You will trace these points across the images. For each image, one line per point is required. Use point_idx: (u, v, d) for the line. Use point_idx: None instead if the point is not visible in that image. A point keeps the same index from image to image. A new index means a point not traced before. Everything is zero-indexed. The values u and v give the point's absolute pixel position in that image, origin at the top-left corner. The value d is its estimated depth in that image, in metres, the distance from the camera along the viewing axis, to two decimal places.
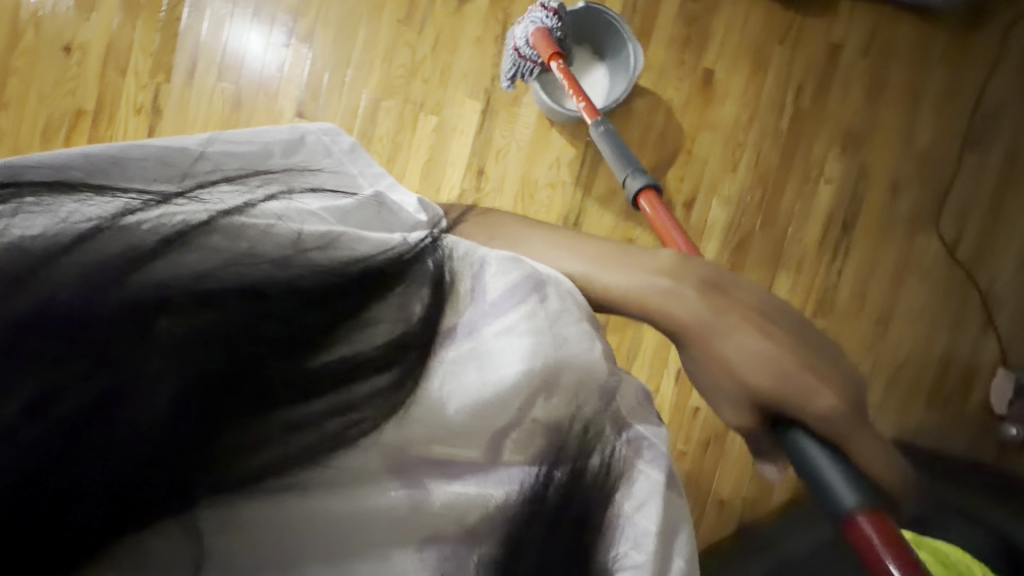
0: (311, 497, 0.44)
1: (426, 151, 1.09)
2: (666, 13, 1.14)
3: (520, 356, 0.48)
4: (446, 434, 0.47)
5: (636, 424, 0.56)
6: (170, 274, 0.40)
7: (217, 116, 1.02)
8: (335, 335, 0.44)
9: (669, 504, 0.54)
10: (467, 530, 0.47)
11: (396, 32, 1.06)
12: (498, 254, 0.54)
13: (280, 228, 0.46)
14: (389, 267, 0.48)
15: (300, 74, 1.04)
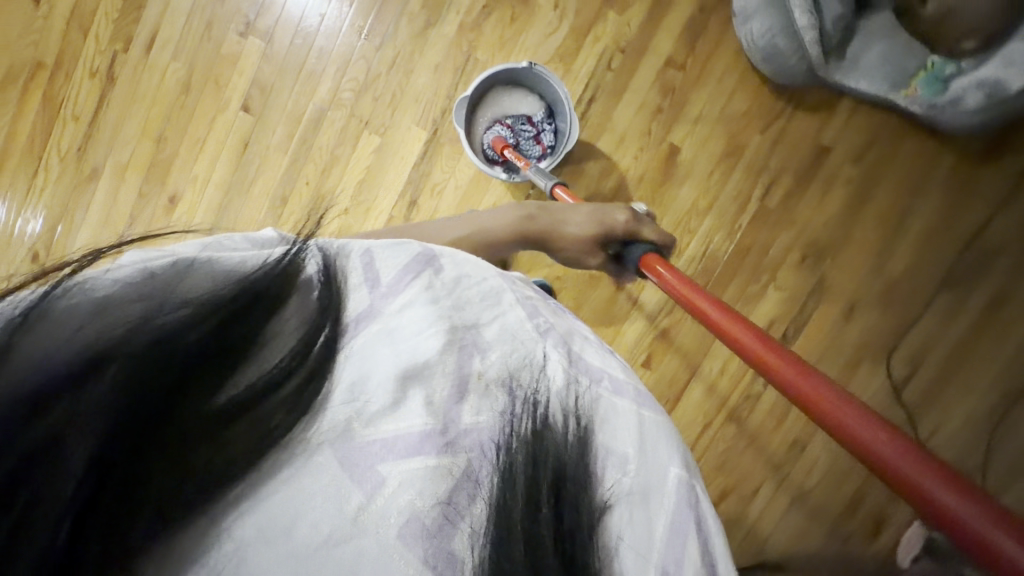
0: (256, 493, 0.35)
1: (362, 169, 1.05)
2: (645, 75, 1.06)
3: (429, 329, 0.41)
4: (372, 420, 0.38)
5: (586, 352, 0.47)
6: (28, 369, 0.30)
7: (164, 92, 1.05)
8: (240, 376, 0.35)
9: (658, 438, 0.44)
10: (443, 490, 0.37)
11: (354, 45, 1.04)
12: (381, 241, 0.47)
13: (120, 281, 0.35)
14: (276, 279, 0.39)
15: (253, 68, 1.04)
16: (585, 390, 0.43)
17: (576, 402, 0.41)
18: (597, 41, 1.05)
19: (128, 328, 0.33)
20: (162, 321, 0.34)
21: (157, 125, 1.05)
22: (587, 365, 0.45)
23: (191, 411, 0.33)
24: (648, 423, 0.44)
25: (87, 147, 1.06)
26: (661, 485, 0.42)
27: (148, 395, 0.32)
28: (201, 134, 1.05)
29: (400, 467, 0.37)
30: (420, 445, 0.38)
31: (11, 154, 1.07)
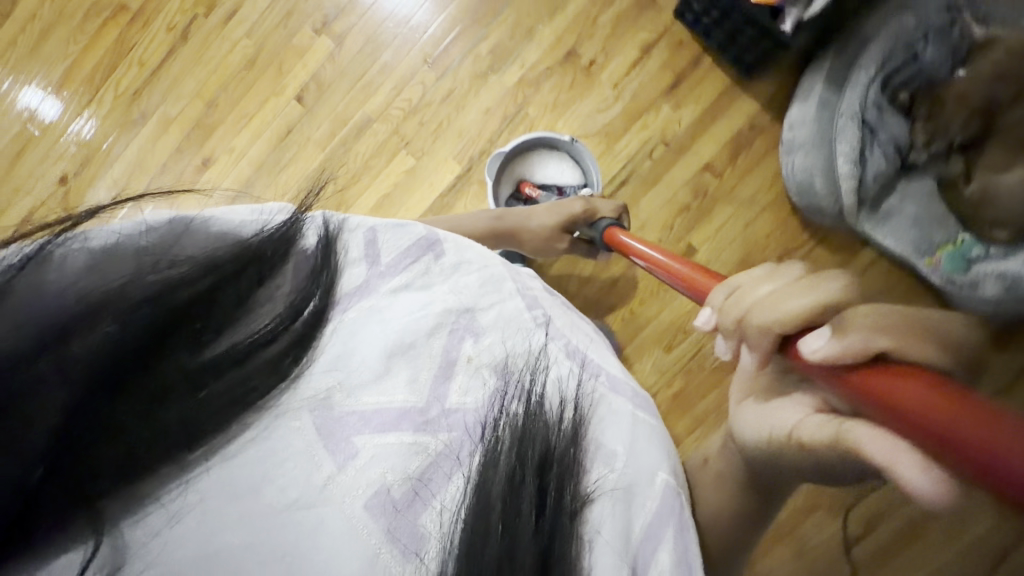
0: (273, 418, 0.43)
1: (386, 185, 1.08)
2: (681, 171, 1.07)
3: (426, 313, 0.50)
4: (355, 389, 0.46)
5: (591, 354, 0.54)
6: (56, 291, 0.38)
7: (228, 62, 1.10)
8: (235, 324, 0.42)
9: (647, 437, 0.50)
10: (443, 445, 0.45)
11: (415, 69, 1.08)
12: (386, 223, 0.55)
13: (122, 234, 0.45)
14: (272, 248, 0.46)
15: (316, 64, 1.09)
16: (577, 384, 0.50)
17: (565, 398, 0.48)
18: (645, 128, 1.06)
19: (132, 270, 0.41)
20: (169, 270, 0.41)
21: (213, 90, 1.11)
22: (585, 361, 0.52)
23: (188, 342, 0.40)
24: (644, 424, 0.51)
25: (145, 91, 1.12)
26: (647, 486, 0.47)
27: (156, 320, 0.39)
28: (250, 109, 1.09)
29: (377, 438, 0.44)
30: (397, 422, 0.45)
31: (75, 79, 1.14)
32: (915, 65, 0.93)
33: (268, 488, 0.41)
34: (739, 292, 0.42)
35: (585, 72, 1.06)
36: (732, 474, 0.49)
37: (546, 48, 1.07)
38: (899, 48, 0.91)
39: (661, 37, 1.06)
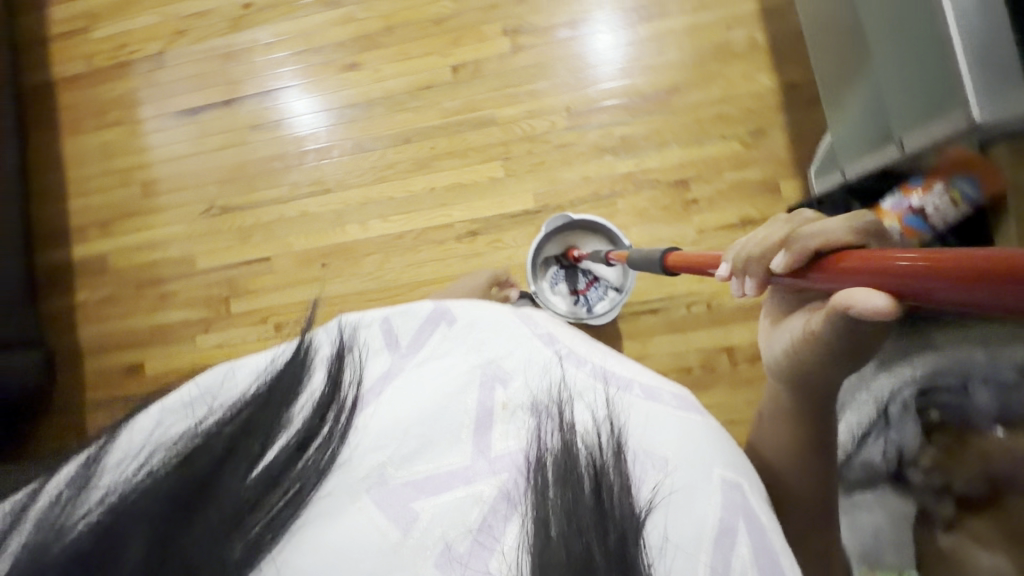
0: (320, 492, 0.43)
1: (466, 175, 1.18)
2: (703, 337, 1.09)
3: (455, 385, 0.48)
4: (406, 461, 0.45)
5: (615, 367, 0.51)
6: (140, 472, 0.41)
7: (424, 8, 1.23)
8: (268, 440, 0.44)
9: (696, 438, 0.46)
10: (501, 492, 0.42)
11: (555, 110, 1.17)
12: (387, 312, 0.56)
13: (181, 408, 0.48)
14: (290, 365, 0.49)
15: (486, 54, 1.20)
16: (614, 403, 0.46)
17: (599, 423, 0.44)
18: (699, 282, 1.09)
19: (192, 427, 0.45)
20: (216, 413, 0.46)
21: (399, 20, 1.23)
22: (613, 375, 0.49)
23: (234, 469, 0.42)
24: (692, 424, 0.47)
25: None
26: (706, 485, 0.43)
27: (213, 449, 0.42)
28: (414, 54, 1.22)
29: (434, 500, 0.43)
30: (450, 481, 0.44)
31: None
32: (962, 398, 0.87)
33: (359, 550, 0.41)
34: (736, 249, 0.50)
35: (684, 205, 1.11)
36: (785, 414, 0.51)
37: (666, 166, 1.12)
38: (953, 371, 0.89)
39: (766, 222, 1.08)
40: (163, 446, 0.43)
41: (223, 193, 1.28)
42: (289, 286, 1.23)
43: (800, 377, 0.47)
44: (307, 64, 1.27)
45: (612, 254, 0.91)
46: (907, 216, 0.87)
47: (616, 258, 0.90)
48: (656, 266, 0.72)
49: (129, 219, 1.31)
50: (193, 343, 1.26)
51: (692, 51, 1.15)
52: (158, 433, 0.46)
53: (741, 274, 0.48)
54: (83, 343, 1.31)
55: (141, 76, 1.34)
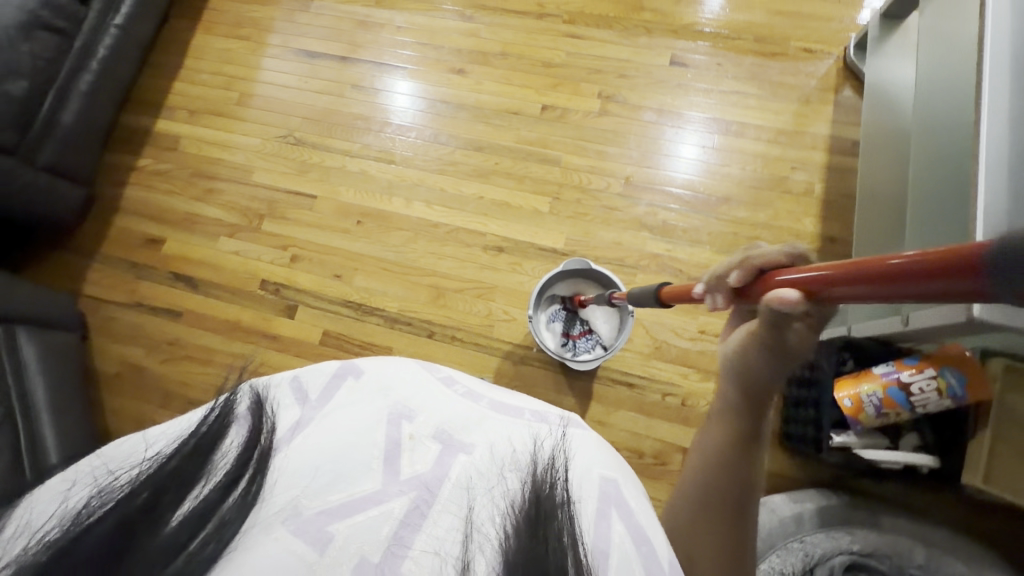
0: (257, 507, 0.51)
1: (514, 197, 1.26)
2: (666, 429, 1.10)
3: (368, 425, 0.59)
4: (322, 493, 0.53)
5: (514, 412, 0.64)
6: (65, 528, 0.46)
7: (540, 52, 1.36)
8: (185, 491, 0.50)
9: (597, 453, 0.61)
10: (402, 515, 0.52)
11: (614, 175, 1.26)
12: (296, 372, 0.65)
13: (96, 472, 0.53)
14: (211, 426, 0.55)
15: (576, 107, 1.31)
16: (502, 454, 0.58)
17: (501, 467, 0.56)
18: (681, 377, 1.12)
19: (95, 491, 0.50)
20: (127, 474, 0.51)
21: (515, 51, 1.37)
22: (506, 407, 0.65)
23: (159, 509, 0.48)
24: (582, 442, 0.61)
25: (487, 11, 1.41)
26: (585, 488, 0.56)
27: (135, 505, 0.48)
28: (515, 83, 1.34)
29: (349, 523, 0.51)
30: (365, 505, 0.53)
31: None
32: None
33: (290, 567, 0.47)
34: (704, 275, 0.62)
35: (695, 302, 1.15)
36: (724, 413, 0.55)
37: (692, 262, 1.19)
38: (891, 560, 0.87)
39: None
40: (75, 508, 0.49)
41: (303, 127, 1.39)
42: (320, 228, 1.30)
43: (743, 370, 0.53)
44: (422, 56, 1.41)
45: (615, 294, 0.97)
46: (893, 387, 0.84)
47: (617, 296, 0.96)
48: (649, 300, 0.78)
49: (214, 117, 1.43)
50: (213, 242, 1.33)
51: (754, 174, 1.23)
52: (74, 497, 0.50)
53: (712, 292, 0.60)
54: (121, 202, 1.39)
55: (284, 10, 1.50)
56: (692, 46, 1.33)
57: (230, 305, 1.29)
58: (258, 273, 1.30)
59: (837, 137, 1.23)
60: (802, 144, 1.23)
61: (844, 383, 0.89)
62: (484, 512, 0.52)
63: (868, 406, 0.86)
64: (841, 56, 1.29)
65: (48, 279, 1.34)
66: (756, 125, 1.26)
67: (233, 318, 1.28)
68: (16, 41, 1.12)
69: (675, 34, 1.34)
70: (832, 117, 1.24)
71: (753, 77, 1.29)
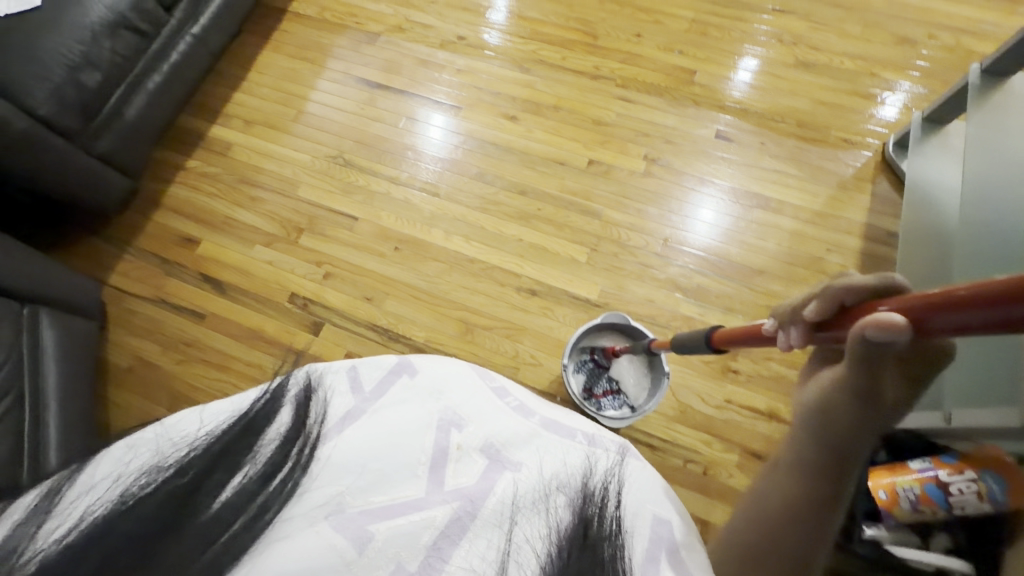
0: (299, 496, 0.55)
1: (553, 243, 1.28)
2: (686, 497, 1.06)
3: (417, 428, 0.62)
4: (364, 493, 0.56)
5: (565, 432, 0.66)
6: (125, 496, 0.51)
7: (592, 110, 1.42)
8: (228, 476, 0.54)
9: (652, 491, 0.61)
10: (438, 527, 0.54)
11: (652, 234, 1.28)
12: (352, 363, 0.68)
13: (152, 439, 0.57)
14: (260, 410, 0.59)
15: (621, 164, 1.35)
16: (548, 475, 0.59)
17: (540, 489, 0.58)
18: (705, 444, 1.09)
19: (156, 465, 0.53)
20: (180, 452, 0.55)
21: (567, 106, 1.43)
22: (558, 426, 0.67)
23: (207, 491, 0.52)
24: (636, 474, 0.62)
25: (544, 66, 1.48)
26: (638, 518, 0.58)
27: (188, 482, 0.52)
28: (564, 135, 1.39)
29: (388, 525, 0.53)
30: (405, 509, 0.55)
31: (528, 25, 1.54)
32: None
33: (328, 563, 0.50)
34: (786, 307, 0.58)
35: (723, 369, 1.13)
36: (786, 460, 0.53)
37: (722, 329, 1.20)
38: None
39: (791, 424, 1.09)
40: (132, 482, 0.52)
41: (353, 150, 1.43)
42: (356, 248, 1.31)
43: (825, 416, 0.51)
44: (477, 99, 1.47)
45: (654, 342, 0.97)
46: (930, 483, 0.82)
47: (656, 344, 0.96)
48: (699, 344, 0.78)
49: (268, 129, 1.47)
50: (248, 248, 1.33)
51: (789, 250, 1.25)
52: (132, 463, 0.54)
53: (788, 328, 0.57)
54: (164, 198, 1.40)
55: (350, 40, 1.57)
56: (737, 123, 1.39)
57: (256, 313, 1.28)
58: (288, 284, 1.29)
59: (872, 224, 1.27)
60: (837, 227, 1.27)
61: (879, 473, 0.88)
62: (525, 529, 0.55)
63: (903, 500, 0.85)
64: (879, 150, 1.35)
65: (79, 264, 1.33)
66: (794, 203, 1.30)
67: (256, 326, 1.27)
68: (100, 37, 1.17)
69: (722, 110, 1.40)
70: (867, 206, 1.28)
71: (794, 159, 1.34)
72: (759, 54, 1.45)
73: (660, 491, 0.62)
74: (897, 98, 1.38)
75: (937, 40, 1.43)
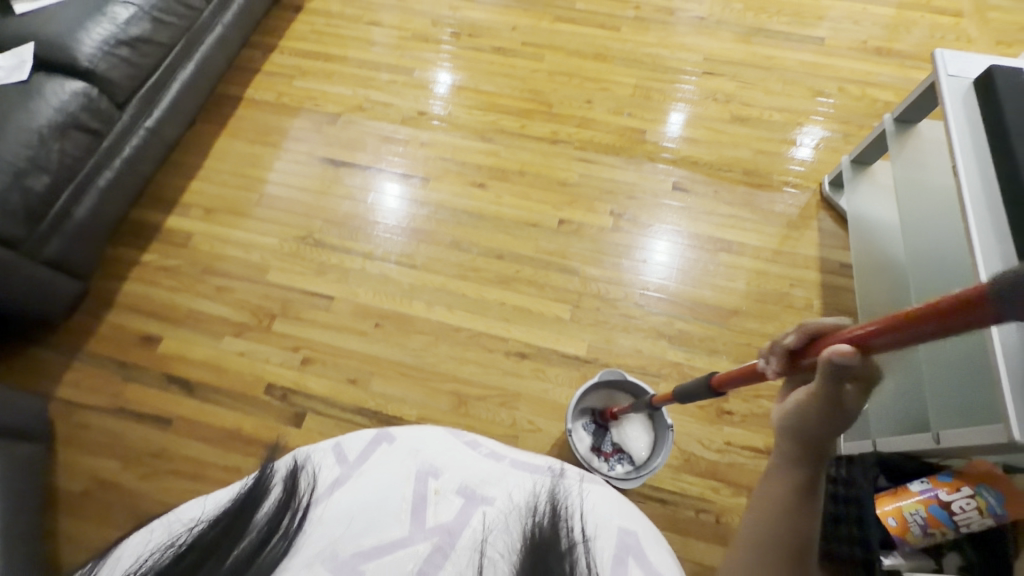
0: (299, 551, 0.66)
1: (536, 304, 1.30)
2: (704, 550, 1.05)
3: (397, 483, 0.75)
4: (360, 539, 0.69)
5: (535, 468, 0.78)
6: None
7: (556, 171, 1.49)
8: (232, 547, 0.64)
9: (614, 504, 0.75)
10: (420, 558, 0.68)
11: (629, 286, 1.33)
12: (338, 440, 0.79)
13: (160, 530, 0.67)
14: (256, 488, 0.71)
15: (591, 222, 1.41)
16: (511, 505, 0.73)
17: (505, 513, 0.72)
18: (714, 491, 1.09)
19: (167, 542, 0.64)
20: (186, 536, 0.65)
21: (533, 170, 1.49)
22: (526, 463, 0.79)
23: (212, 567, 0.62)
24: (604, 492, 0.76)
25: (505, 135, 1.55)
26: (606, 531, 0.71)
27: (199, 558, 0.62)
28: (533, 197, 1.44)
29: (377, 564, 0.67)
30: (391, 550, 0.68)
31: (485, 98, 1.62)
32: None
33: None
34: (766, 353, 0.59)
35: (718, 412, 1.15)
36: (775, 477, 0.50)
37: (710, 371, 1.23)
38: None
39: None
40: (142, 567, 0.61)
41: (323, 229, 1.41)
42: (335, 329, 1.27)
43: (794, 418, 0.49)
44: (444, 169, 1.50)
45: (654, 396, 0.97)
46: (934, 505, 0.86)
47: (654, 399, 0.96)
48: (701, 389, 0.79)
49: (230, 215, 1.43)
50: (217, 341, 1.26)
51: (757, 289, 1.33)
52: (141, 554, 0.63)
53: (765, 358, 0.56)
54: (118, 297, 1.31)
55: (310, 121, 1.59)
56: (689, 174, 1.49)
57: (232, 411, 1.19)
58: (265, 375, 1.22)
59: (825, 257, 1.37)
60: (794, 263, 1.36)
61: (885, 500, 0.91)
62: (495, 548, 0.68)
63: (913, 525, 0.87)
64: (817, 190, 1.48)
65: (20, 381, 1.21)
66: (754, 245, 1.39)
67: (233, 425, 1.18)
68: (49, 139, 1.12)
69: (674, 164, 1.50)
70: (817, 241, 1.39)
71: (746, 204, 1.45)
72: (698, 112, 1.59)
73: (627, 504, 0.75)
74: (824, 141, 1.54)
75: (846, 92, 1.62)
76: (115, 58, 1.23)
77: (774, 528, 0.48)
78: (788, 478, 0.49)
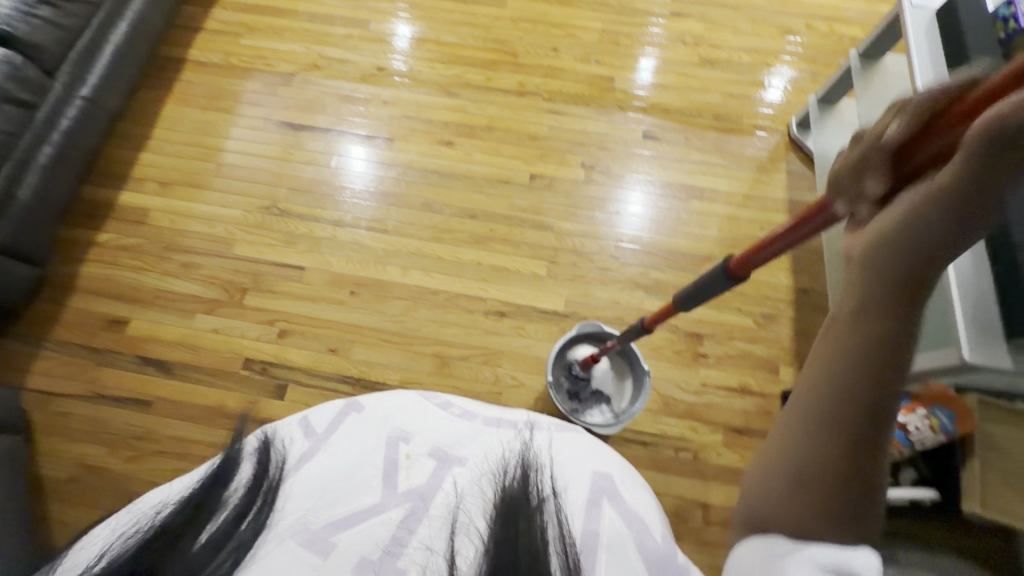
0: (276, 521, 0.69)
1: (513, 262, 1.29)
2: (684, 484, 1.11)
3: (367, 450, 0.77)
4: (333, 509, 0.70)
5: (508, 425, 0.82)
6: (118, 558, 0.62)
7: (526, 125, 1.45)
8: (207, 522, 0.67)
9: (582, 454, 0.79)
10: (393, 522, 0.70)
11: (604, 238, 1.33)
12: (305, 416, 0.82)
13: (134, 513, 0.69)
14: (226, 465, 0.74)
15: (564, 176, 1.39)
16: (486, 463, 0.76)
17: (482, 472, 0.74)
18: (692, 430, 1.15)
19: (136, 526, 0.66)
20: (161, 515, 0.67)
21: (502, 125, 1.45)
22: (502, 422, 0.82)
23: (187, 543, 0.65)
24: (574, 442, 0.80)
25: (471, 89, 1.49)
26: (576, 482, 0.75)
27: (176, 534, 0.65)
28: (504, 153, 1.41)
29: (350, 532, 0.69)
30: (365, 517, 0.70)
31: (447, 50, 1.54)
32: None
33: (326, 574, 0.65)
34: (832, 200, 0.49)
35: (694, 356, 1.19)
36: (848, 325, 0.43)
37: None
38: None
39: (763, 395, 1.17)
40: (119, 544, 0.64)
41: (288, 198, 1.36)
42: (311, 300, 1.25)
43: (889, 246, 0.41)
44: (410, 128, 1.45)
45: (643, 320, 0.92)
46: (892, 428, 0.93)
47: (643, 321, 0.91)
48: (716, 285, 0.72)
49: (188, 188, 1.36)
50: (189, 320, 1.23)
51: (729, 234, 1.35)
52: (118, 536, 0.65)
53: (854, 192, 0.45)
54: (77, 281, 1.26)
55: (263, 83, 1.50)
56: (660, 122, 1.47)
57: (213, 388, 1.18)
58: (243, 351, 1.21)
59: (793, 200, 1.39)
60: (765, 207, 1.38)
61: None
62: (468, 509, 0.71)
63: None
64: (785, 132, 1.48)
65: None
66: (725, 190, 1.40)
67: (216, 402, 1.17)
68: None
69: (644, 112, 1.48)
70: (786, 184, 1.41)
71: (717, 149, 1.44)
72: (667, 56, 1.55)
73: (597, 453, 0.80)
74: (792, 82, 1.53)
75: (814, 29, 1.60)
76: (36, 19, 1.14)
77: (845, 379, 0.42)
78: (872, 327, 0.41)
